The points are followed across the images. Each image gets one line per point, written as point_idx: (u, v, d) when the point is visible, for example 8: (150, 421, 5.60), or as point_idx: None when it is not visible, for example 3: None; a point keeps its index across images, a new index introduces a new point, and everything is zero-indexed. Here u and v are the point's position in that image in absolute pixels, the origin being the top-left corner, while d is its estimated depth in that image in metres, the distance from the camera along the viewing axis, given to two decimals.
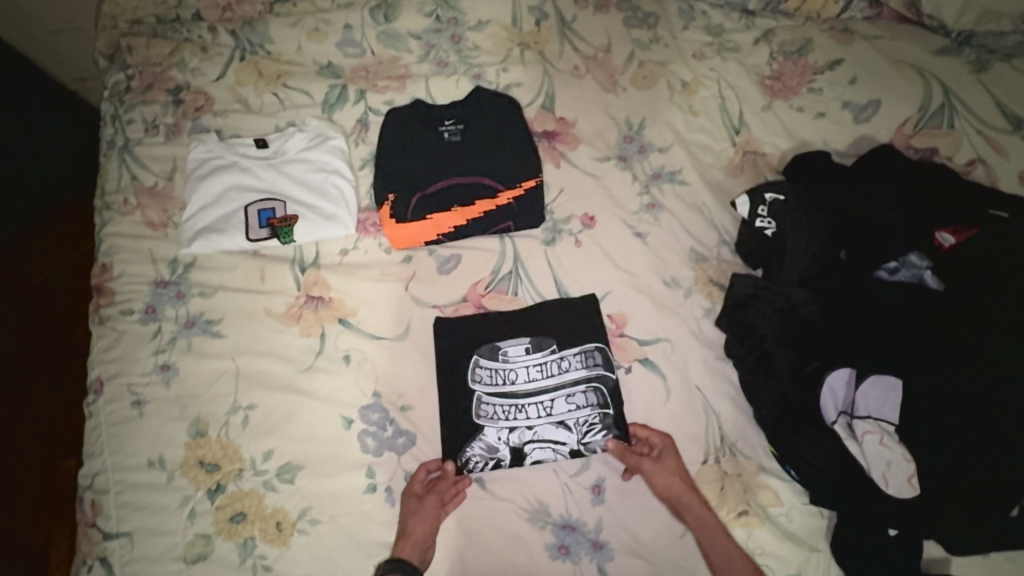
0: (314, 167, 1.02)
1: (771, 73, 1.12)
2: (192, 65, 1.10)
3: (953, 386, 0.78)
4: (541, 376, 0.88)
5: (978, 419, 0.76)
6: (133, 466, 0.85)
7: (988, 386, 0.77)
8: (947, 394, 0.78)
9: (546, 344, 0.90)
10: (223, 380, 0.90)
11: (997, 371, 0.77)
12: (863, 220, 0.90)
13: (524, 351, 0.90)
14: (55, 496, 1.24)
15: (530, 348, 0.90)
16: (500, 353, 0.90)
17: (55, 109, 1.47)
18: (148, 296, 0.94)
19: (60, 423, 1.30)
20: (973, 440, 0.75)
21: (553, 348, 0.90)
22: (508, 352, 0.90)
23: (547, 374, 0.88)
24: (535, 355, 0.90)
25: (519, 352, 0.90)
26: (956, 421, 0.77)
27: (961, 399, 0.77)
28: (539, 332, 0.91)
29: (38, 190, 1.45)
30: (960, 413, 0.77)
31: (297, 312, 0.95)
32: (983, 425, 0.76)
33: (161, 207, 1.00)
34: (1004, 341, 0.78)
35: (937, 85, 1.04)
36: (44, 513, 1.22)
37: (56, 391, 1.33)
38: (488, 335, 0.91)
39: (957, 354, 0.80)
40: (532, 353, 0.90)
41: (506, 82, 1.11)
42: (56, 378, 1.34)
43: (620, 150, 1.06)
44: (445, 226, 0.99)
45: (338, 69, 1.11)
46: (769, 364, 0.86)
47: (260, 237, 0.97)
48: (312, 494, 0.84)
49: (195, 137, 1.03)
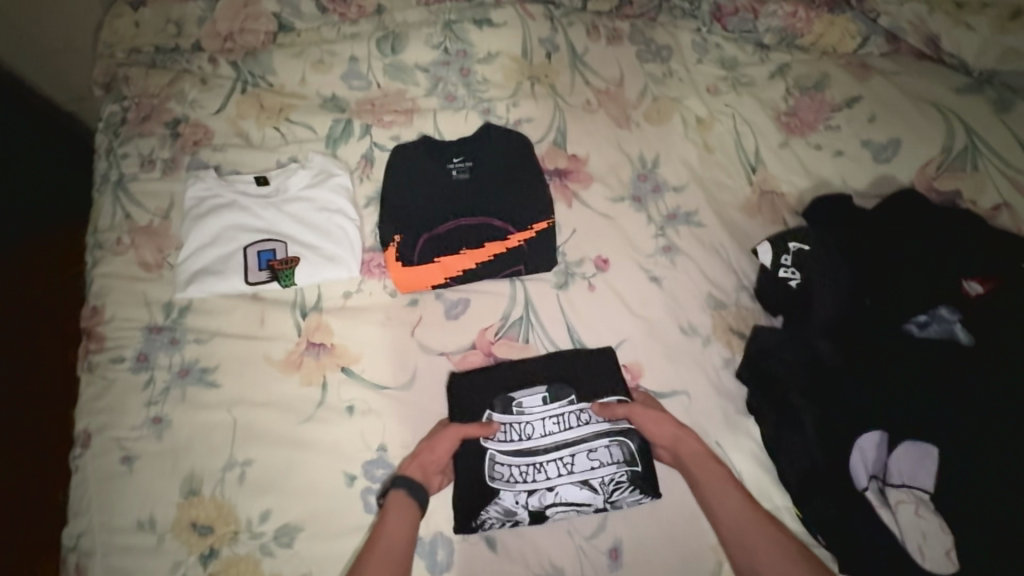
0: (317, 206, 0.98)
1: (787, 109, 1.09)
2: (190, 97, 1.06)
3: (996, 452, 0.74)
4: (558, 430, 0.84)
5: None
6: (121, 527, 0.80)
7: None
8: (993, 460, 0.74)
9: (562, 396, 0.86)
10: (219, 433, 0.85)
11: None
12: (890, 269, 0.87)
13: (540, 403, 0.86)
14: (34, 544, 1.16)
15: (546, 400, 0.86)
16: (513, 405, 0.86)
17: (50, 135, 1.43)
18: (141, 342, 0.89)
19: (42, 464, 1.23)
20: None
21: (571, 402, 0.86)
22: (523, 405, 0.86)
23: (564, 428, 0.84)
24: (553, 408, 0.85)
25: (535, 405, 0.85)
26: (1003, 489, 0.72)
27: (1008, 465, 0.73)
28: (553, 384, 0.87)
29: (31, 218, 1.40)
30: (1008, 481, 0.72)
31: (297, 359, 0.90)
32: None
33: (155, 246, 0.95)
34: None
35: (960, 126, 1.01)
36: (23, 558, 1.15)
37: (41, 430, 1.27)
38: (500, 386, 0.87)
39: (999, 416, 0.76)
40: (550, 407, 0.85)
41: (516, 116, 1.07)
42: (42, 415, 1.28)
43: (634, 189, 1.02)
44: (453, 269, 0.95)
45: (342, 102, 1.08)
46: (793, 421, 0.82)
47: (260, 279, 0.93)
48: (311, 559, 0.79)
49: (192, 173, 0.99)
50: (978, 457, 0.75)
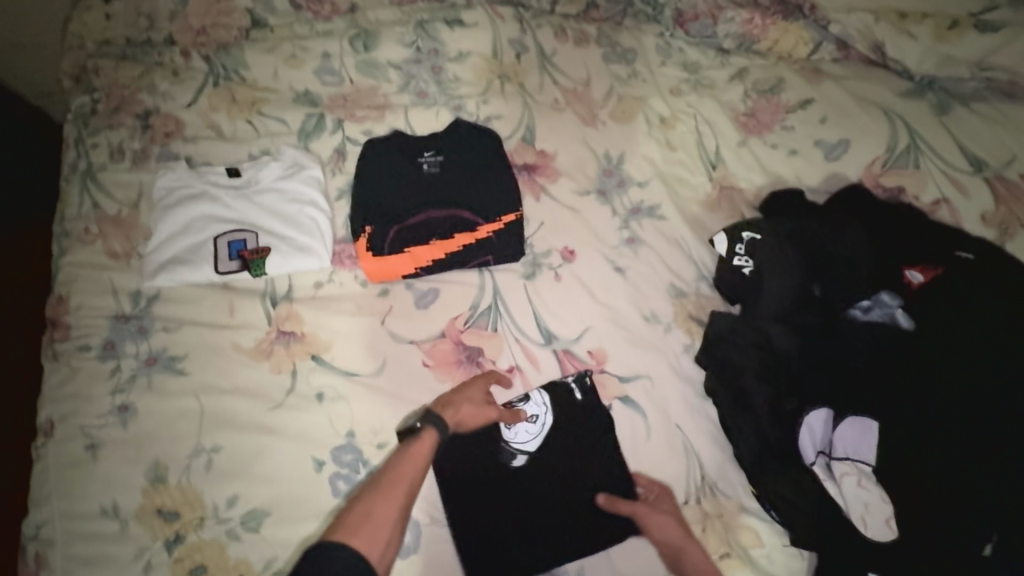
0: (289, 197, 0.99)
1: (745, 110, 1.15)
2: (162, 90, 1.07)
3: (937, 427, 0.79)
4: (530, 436, 0.86)
5: (969, 456, 0.77)
6: (84, 515, 0.79)
7: (973, 424, 0.78)
8: (933, 435, 0.79)
9: (546, 414, 0.88)
10: (186, 419, 0.85)
11: (979, 409, 0.79)
12: (835, 257, 0.92)
13: (526, 432, 0.87)
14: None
15: (531, 430, 0.87)
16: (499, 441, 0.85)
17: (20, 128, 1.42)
18: (107, 331, 0.89)
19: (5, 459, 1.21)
20: (964, 479, 0.76)
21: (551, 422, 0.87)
22: (511, 446, 0.85)
23: (535, 432, 0.87)
24: (540, 441, 0.86)
25: (521, 441, 0.86)
26: (943, 461, 0.77)
27: (948, 439, 0.78)
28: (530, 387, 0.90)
29: None
30: (947, 453, 0.78)
31: (266, 347, 0.91)
32: (975, 464, 0.76)
33: (124, 236, 0.95)
34: (980, 377, 0.80)
35: (903, 127, 1.08)
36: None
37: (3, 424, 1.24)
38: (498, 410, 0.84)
39: (940, 394, 0.80)
40: (537, 443, 0.86)
41: (486, 113, 1.11)
42: (5, 409, 1.26)
43: (599, 184, 1.06)
44: (423, 259, 0.97)
45: (315, 97, 1.09)
46: (747, 401, 0.86)
47: (230, 269, 0.94)
48: (278, 544, 0.79)
49: (163, 164, 1.00)
50: (921, 434, 0.79)
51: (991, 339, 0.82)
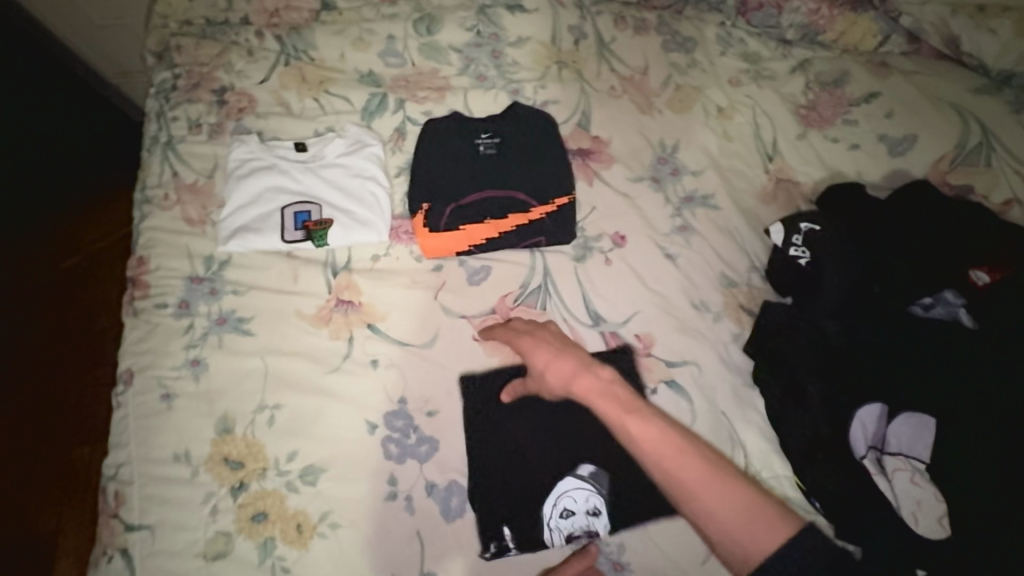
0: (351, 173, 1.03)
1: (806, 103, 1.13)
2: (237, 67, 1.12)
3: (999, 430, 0.77)
4: (561, 509, 0.83)
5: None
6: (158, 459, 0.86)
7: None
8: (996, 438, 0.77)
9: (546, 497, 0.83)
10: (252, 377, 0.91)
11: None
12: (895, 252, 0.90)
13: (574, 497, 0.83)
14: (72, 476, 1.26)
15: (567, 495, 0.83)
16: (604, 502, 0.83)
17: (100, 103, 1.51)
18: (182, 292, 0.95)
19: (82, 405, 1.32)
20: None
21: (557, 479, 0.84)
22: (603, 492, 0.83)
23: (557, 506, 0.83)
24: (569, 480, 0.84)
25: (591, 492, 0.83)
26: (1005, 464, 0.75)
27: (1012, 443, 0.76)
28: (536, 518, 0.82)
29: (77, 178, 1.48)
30: (1011, 458, 0.75)
31: (326, 315, 0.96)
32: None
33: (200, 203, 1.02)
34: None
35: (974, 123, 1.04)
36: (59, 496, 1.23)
37: (79, 375, 1.35)
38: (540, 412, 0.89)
39: (1004, 396, 0.78)
40: (574, 478, 0.84)
41: (544, 98, 1.12)
42: (82, 361, 1.36)
43: (654, 171, 1.07)
44: (477, 238, 1.00)
45: (379, 78, 1.13)
46: (797, 392, 0.85)
47: (295, 239, 0.99)
48: (333, 498, 0.84)
49: (237, 138, 1.05)
50: (982, 435, 0.77)
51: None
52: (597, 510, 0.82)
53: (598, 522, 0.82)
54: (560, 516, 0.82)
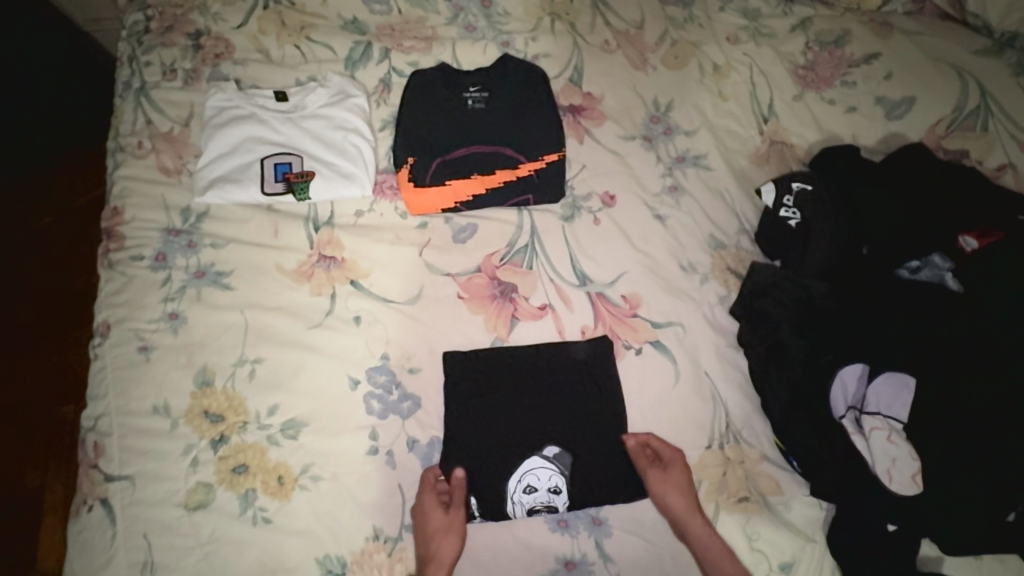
0: (333, 124, 1.00)
1: (804, 62, 1.10)
2: (213, 10, 1.07)
3: (985, 389, 0.78)
4: (529, 489, 0.81)
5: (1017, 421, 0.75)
6: (137, 411, 0.85)
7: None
8: (980, 396, 0.78)
9: (512, 473, 0.81)
10: (232, 331, 0.89)
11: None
12: (885, 215, 0.90)
13: (537, 475, 0.81)
14: (52, 437, 1.23)
15: (532, 472, 0.81)
16: (566, 482, 0.81)
17: None
18: (159, 243, 0.93)
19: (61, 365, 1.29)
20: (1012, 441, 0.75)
21: (523, 457, 0.82)
22: (568, 472, 0.81)
23: (525, 487, 0.81)
24: (535, 458, 0.82)
25: (555, 471, 0.81)
26: (987, 422, 0.77)
27: (996, 401, 0.77)
28: (503, 493, 0.81)
29: None
30: (992, 416, 0.77)
31: (308, 270, 0.94)
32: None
33: (175, 153, 0.98)
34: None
35: (974, 86, 1.02)
36: (44, 453, 1.21)
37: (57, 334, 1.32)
38: (523, 370, 0.88)
39: (989, 356, 0.79)
40: (539, 456, 0.82)
41: (535, 51, 1.08)
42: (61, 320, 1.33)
43: (646, 130, 1.04)
44: (464, 194, 0.97)
45: (363, 26, 1.08)
46: (779, 352, 0.85)
47: (275, 191, 0.96)
48: (315, 451, 0.84)
49: (214, 85, 1.01)
50: (966, 396, 0.78)
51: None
52: (559, 489, 0.81)
53: (559, 500, 0.80)
54: (524, 492, 0.81)
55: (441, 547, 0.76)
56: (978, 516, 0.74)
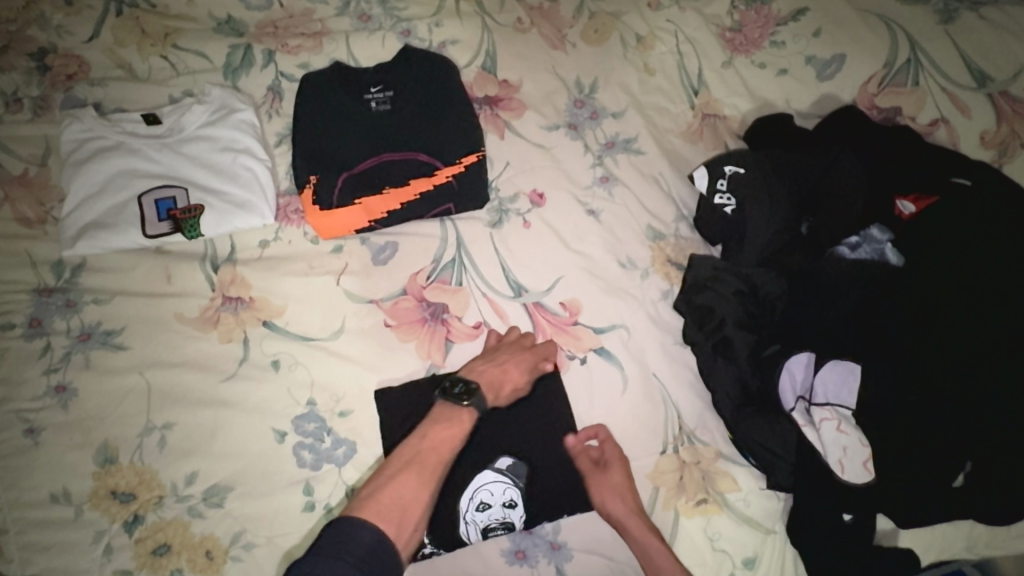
0: (219, 146, 0.89)
1: (731, 25, 1.03)
2: (56, 23, 0.92)
3: (943, 366, 0.77)
4: (484, 508, 0.75)
5: (974, 394, 0.75)
6: (32, 502, 0.75)
7: (980, 360, 0.76)
8: (941, 375, 0.77)
9: (463, 491, 0.75)
10: (132, 397, 0.80)
11: (984, 342, 0.76)
12: (824, 190, 0.86)
13: (491, 491, 0.76)
14: None
15: (485, 488, 0.75)
16: (522, 494, 0.76)
17: None
18: (31, 307, 0.81)
19: None
20: (971, 415, 0.75)
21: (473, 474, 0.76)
22: (522, 484, 0.77)
23: (479, 505, 0.75)
24: (487, 472, 0.76)
25: (509, 484, 0.76)
26: (939, 398, 0.76)
27: (947, 377, 0.76)
28: (455, 515, 0.74)
29: None
30: (941, 387, 0.76)
31: (213, 316, 0.84)
32: (983, 401, 0.75)
33: (35, 199, 0.85)
34: (980, 310, 0.77)
35: (903, 37, 0.97)
36: None
37: None
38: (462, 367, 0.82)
39: (944, 330, 0.77)
40: (492, 470, 0.76)
41: (440, 38, 0.98)
42: None
43: (570, 116, 0.96)
44: (378, 211, 0.88)
45: (240, 25, 0.96)
46: (727, 347, 0.82)
47: (161, 232, 0.85)
48: (244, 517, 0.77)
49: (68, 113, 0.87)
50: (927, 375, 0.77)
51: (999, 266, 0.78)
52: (515, 502, 0.76)
53: (514, 515, 0.76)
54: (477, 510, 0.75)
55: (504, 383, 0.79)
56: (940, 492, 0.76)
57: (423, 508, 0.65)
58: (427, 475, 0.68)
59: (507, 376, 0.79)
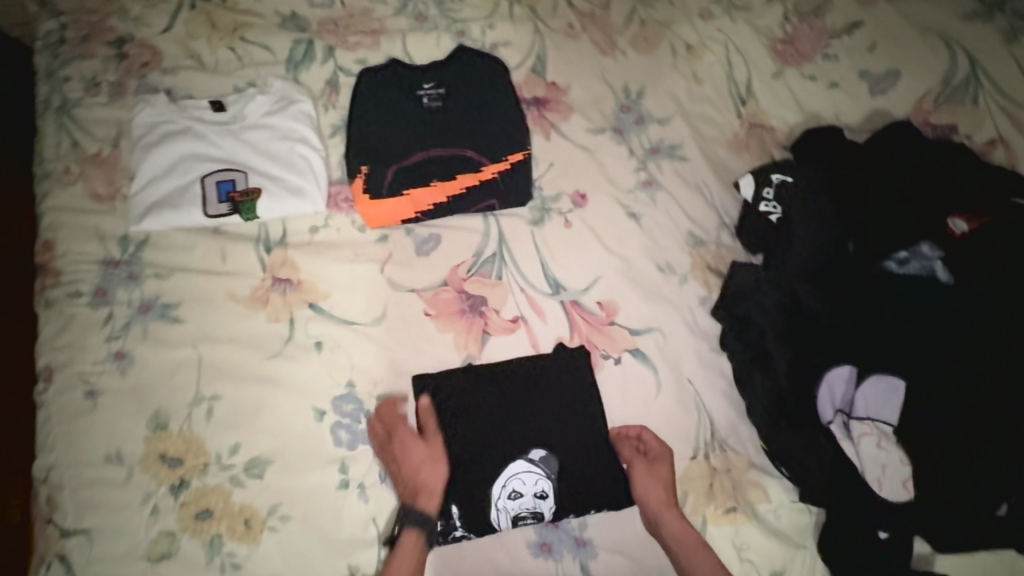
0: (278, 135, 0.93)
1: (783, 37, 1.03)
2: (135, 14, 0.98)
3: (987, 389, 0.76)
4: (516, 497, 0.77)
5: (1015, 423, 0.74)
6: (88, 461, 0.79)
7: None
8: (984, 397, 0.76)
9: (496, 478, 0.77)
10: (185, 368, 0.84)
11: None
12: (872, 205, 0.85)
13: (523, 480, 0.77)
14: None
15: (517, 477, 0.77)
16: (553, 486, 0.78)
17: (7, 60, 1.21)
18: (97, 278, 0.86)
19: None
20: (1005, 443, 0.74)
21: (506, 461, 0.78)
22: (554, 475, 0.78)
23: (511, 494, 0.77)
24: (520, 462, 0.78)
25: (541, 475, 0.78)
26: (982, 422, 0.75)
27: (991, 401, 0.75)
28: (486, 500, 0.77)
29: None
30: (984, 411, 0.75)
31: (263, 296, 0.88)
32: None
33: (107, 177, 0.90)
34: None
35: (963, 55, 0.96)
36: None
37: None
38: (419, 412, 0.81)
39: (990, 353, 0.77)
40: (524, 460, 0.78)
41: (493, 40, 1.01)
42: None
43: (617, 121, 0.98)
44: (424, 203, 0.91)
45: (303, 22, 1.00)
46: (765, 359, 0.82)
47: (220, 213, 0.89)
48: (283, 490, 0.80)
49: (142, 98, 0.93)
50: (969, 396, 0.76)
51: None
52: (545, 493, 0.77)
53: (544, 506, 0.77)
54: (508, 497, 0.77)
55: (478, 408, 0.81)
56: (983, 519, 0.74)
57: (420, 539, 0.73)
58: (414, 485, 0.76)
59: (476, 403, 0.81)
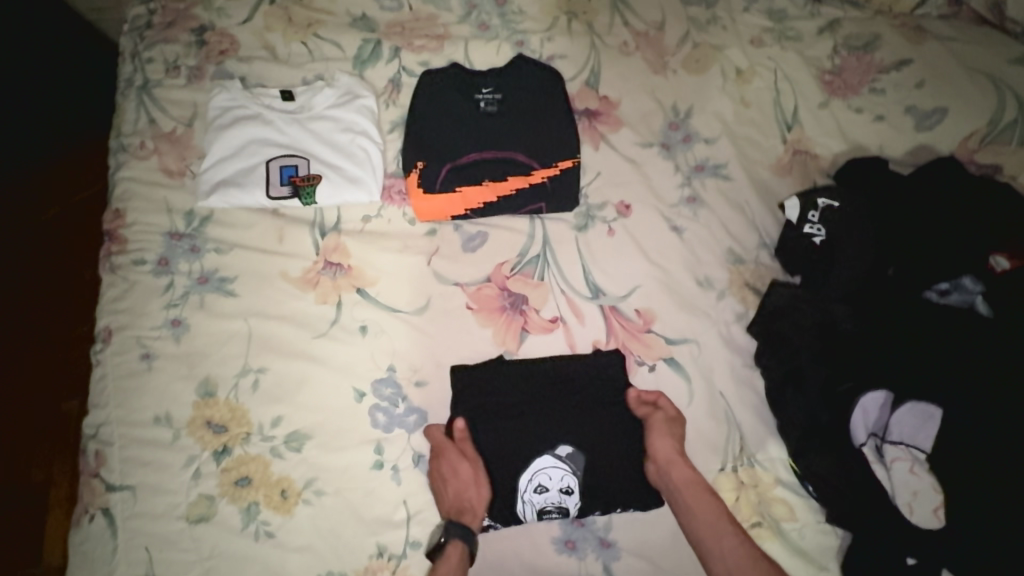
0: (341, 126, 0.97)
1: (831, 68, 1.06)
2: (217, 5, 1.04)
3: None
4: (541, 491, 0.78)
5: None
6: (138, 420, 0.83)
7: None
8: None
9: (524, 471, 0.79)
10: (236, 340, 0.87)
11: None
12: (914, 234, 0.86)
13: (549, 475, 0.78)
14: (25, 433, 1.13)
15: (544, 472, 0.79)
16: (579, 482, 0.78)
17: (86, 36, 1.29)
18: (162, 248, 0.90)
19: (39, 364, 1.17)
20: None
21: (534, 454, 0.79)
22: (580, 472, 0.79)
23: (537, 488, 0.78)
24: (547, 457, 0.79)
25: (567, 472, 0.78)
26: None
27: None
28: (514, 493, 0.79)
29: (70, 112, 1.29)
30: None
31: (313, 278, 0.91)
32: None
33: (178, 154, 0.95)
34: None
35: (1011, 98, 0.99)
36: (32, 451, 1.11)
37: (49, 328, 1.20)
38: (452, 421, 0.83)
39: None
40: (552, 455, 0.79)
41: (550, 52, 1.06)
42: (42, 309, 1.21)
43: (664, 137, 1.01)
44: (474, 201, 0.94)
45: (373, 22, 1.06)
46: (798, 376, 0.83)
47: (281, 195, 0.93)
48: (318, 465, 0.82)
49: (217, 83, 0.98)
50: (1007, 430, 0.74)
51: None
52: (571, 490, 0.78)
53: (570, 502, 0.78)
54: (534, 491, 0.78)
55: (517, 399, 0.83)
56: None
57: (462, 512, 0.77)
58: (456, 502, 0.77)
59: (512, 398, 0.83)
